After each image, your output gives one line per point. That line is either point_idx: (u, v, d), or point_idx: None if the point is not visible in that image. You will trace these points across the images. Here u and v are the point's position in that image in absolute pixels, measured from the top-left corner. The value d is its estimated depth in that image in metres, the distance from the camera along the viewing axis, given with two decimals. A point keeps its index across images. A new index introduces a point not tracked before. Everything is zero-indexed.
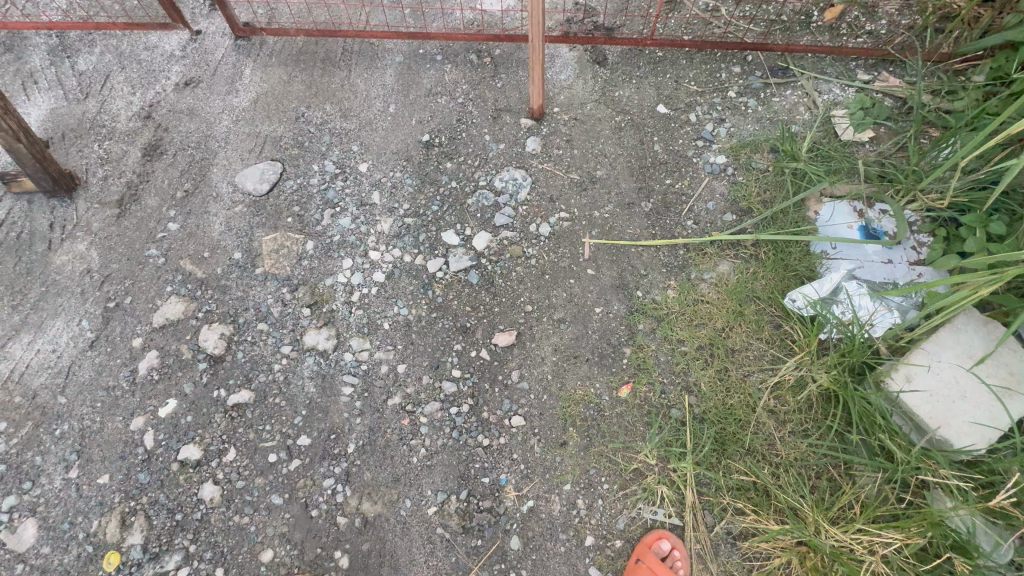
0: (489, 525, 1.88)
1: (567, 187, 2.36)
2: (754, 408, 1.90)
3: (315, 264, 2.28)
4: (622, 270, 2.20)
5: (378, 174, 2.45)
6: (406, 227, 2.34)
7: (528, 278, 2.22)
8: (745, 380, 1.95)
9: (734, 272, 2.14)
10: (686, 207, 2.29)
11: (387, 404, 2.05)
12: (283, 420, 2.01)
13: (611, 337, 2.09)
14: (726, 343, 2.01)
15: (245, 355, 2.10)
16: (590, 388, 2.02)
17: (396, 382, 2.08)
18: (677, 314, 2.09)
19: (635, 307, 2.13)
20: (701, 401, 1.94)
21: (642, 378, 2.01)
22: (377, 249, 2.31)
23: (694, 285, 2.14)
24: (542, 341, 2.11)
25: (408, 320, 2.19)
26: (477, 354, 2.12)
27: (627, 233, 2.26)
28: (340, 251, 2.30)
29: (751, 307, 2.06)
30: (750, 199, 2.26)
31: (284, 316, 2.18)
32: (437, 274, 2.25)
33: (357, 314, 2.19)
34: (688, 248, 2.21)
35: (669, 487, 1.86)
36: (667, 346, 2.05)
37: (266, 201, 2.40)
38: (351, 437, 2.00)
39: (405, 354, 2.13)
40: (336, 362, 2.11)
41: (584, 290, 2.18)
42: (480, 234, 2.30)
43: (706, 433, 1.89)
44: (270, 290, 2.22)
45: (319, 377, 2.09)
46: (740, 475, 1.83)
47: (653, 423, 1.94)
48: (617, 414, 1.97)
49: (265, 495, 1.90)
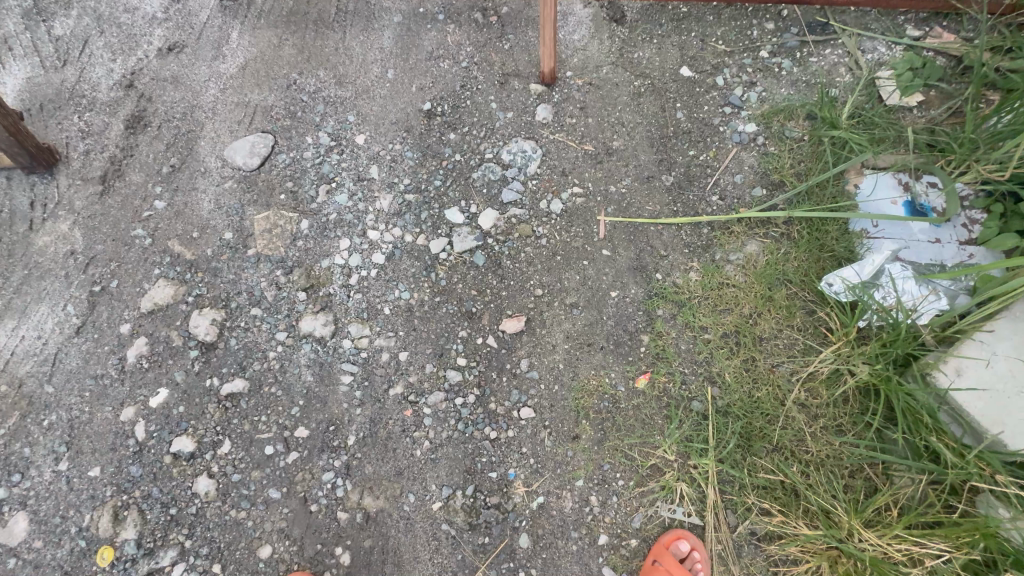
0: (497, 522, 1.78)
1: (580, 159, 2.17)
2: (784, 402, 1.76)
3: (311, 244, 2.13)
4: (640, 251, 2.03)
5: (376, 147, 2.27)
6: (407, 204, 2.18)
7: (538, 259, 2.06)
8: (773, 371, 1.80)
9: (763, 253, 1.96)
10: (711, 181, 2.09)
11: (389, 394, 1.94)
12: (279, 410, 1.91)
13: (628, 323, 1.94)
14: (754, 331, 1.85)
15: (238, 342, 1.98)
16: (604, 378, 1.88)
17: (397, 371, 1.96)
18: (700, 299, 1.93)
19: (654, 291, 1.96)
20: (726, 394, 1.80)
21: (661, 368, 1.86)
22: (376, 228, 2.15)
23: (719, 267, 1.96)
24: (553, 327, 1.97)
25: (410, 304, 2.05)
26: (483, 341, 1.98)
27: (646, 210, 2.08)
28: (336, 230, 2.15)
29: (782, 291, 1.89)
30: (782, 171, 2.06)
31: (278, 300, 2.05)
32: (440, 256, 2.10)
33: (356, 299, 2.06)
34: (713, 226, 2.03)
35: (690, 485, 1.74)
36: (688, 333, 1.89)
37: (257, 177, 2.24)
38: (351, 429, 1.90)
39: (407, 341, 2.00)
40: (335, 349, 1.99)
41: (598, 273, 2.01)
42: (487, 212, 2.13)
43: (730, 428, 1.76)
44: (263, 273, 2.09)
45: (316, 365, 1.97)
46: (766, 473, 1.70)
47: (672, 416, 1.80)
48: (634, 406, 1.84)
49: (262, 489, 1.81)
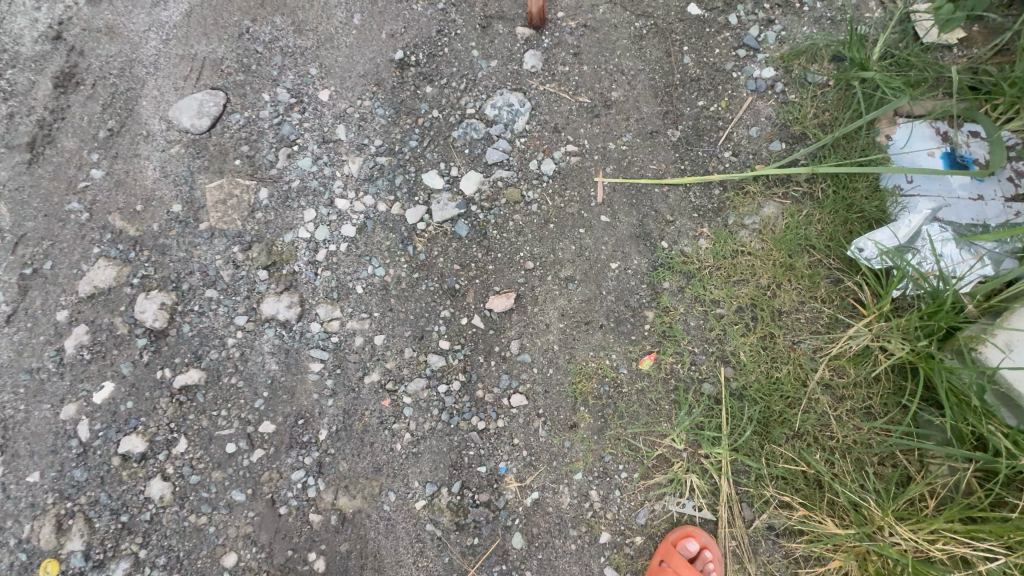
0: (487, 522, 1.61)
1: (575, 113, 1.91)
2: (806, 383, 1.57)
3: (271, 216, 1.89)
4: (643, 217, 1.80)
5: (343, 103, 2.00)
6: (379, 168, 1.92)
7: (529, 227, 1.82)
8: (794, 348, 1.60)
9: (781, 216, 1.73)
10: (723, 135, 1.85)
11: (364, 383, 1.73)
12: (241, 403, 1.70)
13: (630, 298, 1.73)
14: (772, 304, 1.64)
15: (192, 328, 1.76)
16: (604, 360, 1.68)
17: (373, 357, 1.75)
18: (711, 270, 1.71)
19: (659, 262, 1.74)
20: (741, 375, 1.60)
21: (668, 347, 1.66)
22: (345, 197, 1.90)
23: (732, 233, 1.74)
24: (547, 304, 1.75)
25: (385, 281, 1.82)
26: (468, 322, 1.77)
27: (649, 169, 1.84)
28: (300, 199, 1.90)
29: (803, 259, 1.67)
30: (804, 122, 1.81)
31: (237, 281, 1.82)
32: (419, 226, 1.86)
33: (325, 277, 1.83)
34: (725, 186, 1.79)
35: (700, 477, 1.56)
36: (698, 308, 1.69)
37: (208, 141, 1.97)
38: (322, 422, 1.70)
39: (383, 323, 1.78)
40: (302, 334, 1.77)
41: (597, 242, 1.78)
42: (469, 176, 1.88)
43: (746, 413, 1.57)
44: (218, 250, 1.85)
45: (281, 352, 1.75)
46: (786, 463, 1.53)
47: (681, 401, 1.61)
48: (637, 391, 1.65)
49: (224, 491, 1.63)
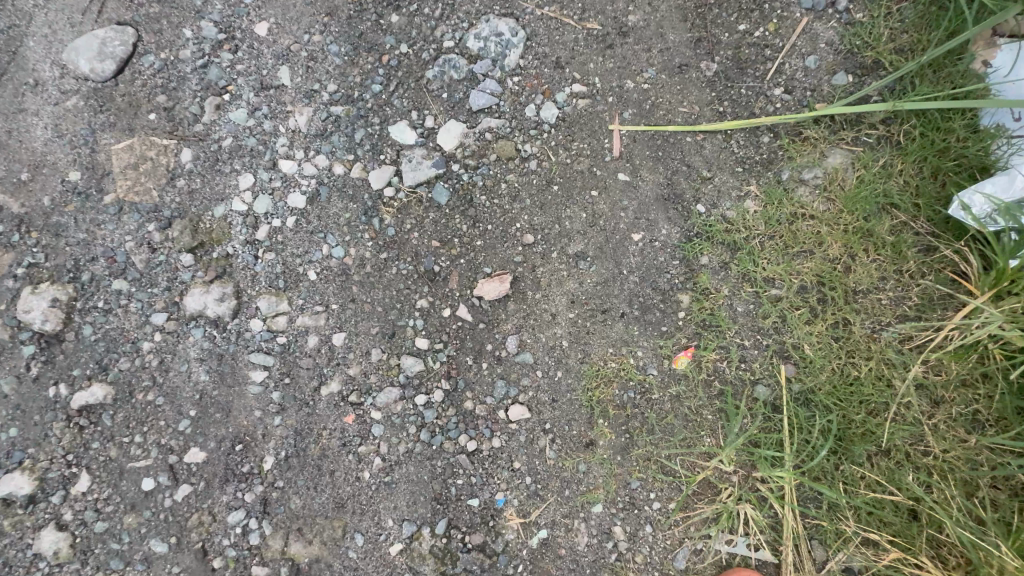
0: (481, 570, 1.26)
1: (582, 44, 1.48)
2: (893, 383, 1.21)
3: (197, 184, 1.48)
4: (672, 173, 1.41)
5: (285, 39, 1.55)
6: (334, 120, 1.51)
7: (526, 191, 1.42)
8: (875, 339, 1.24)
9: (851, 168, 1.35)
10: (771, 67, 1.44)
11: (321, 395, 1.35)
12: (160, 427, 1.32)
13: (658, 277, 1.35)
14: (846, 281, 1.27)
15: (96, 331, 1.37)
16: (627, 359, 1.31)
17: (332, 361, 1.37)
18: (762, 241, 1.33)
19: (695, 232, 1.36)
20: (807, 375, 1.23)
21: (709, 341, 1.29)
22: (291, 158, 1.49)
23: (787, 191, 1.36)
24: (551, 289, 1.37)
25: (345, 264, 1.43)
26: (452, 314, 1.38)
27: (679, 113, 1.44)
28: (233, 162, 1.49)
29: (884, 222, 1.29)
30: (878, 46, 1.40)
31: (153, 269, 1.42)
32: (386, 193, 1.46)
33: (267, 261, 1.43)
34: (778, 131, 1.40)
35: (757, 508, 1.20)
36: (747, 290, 1.31)
37: (114, 91, 1.54)
38: (267, 447, 1.32)
39: (342, 318, 1.39)
40: (238, 335, 1.38)
41: (613, 207, 1.40)
42: (449, 127, 1.47)
43: (815, 425, 1.21)
44: (128, 230, 1.44)
45: (213, 359, 1.37)
46: (869, 488, 1.18)
47: (728, 410, 1.25)
48: (670, 398, 1.28)
49: (140, 541, 1.27)
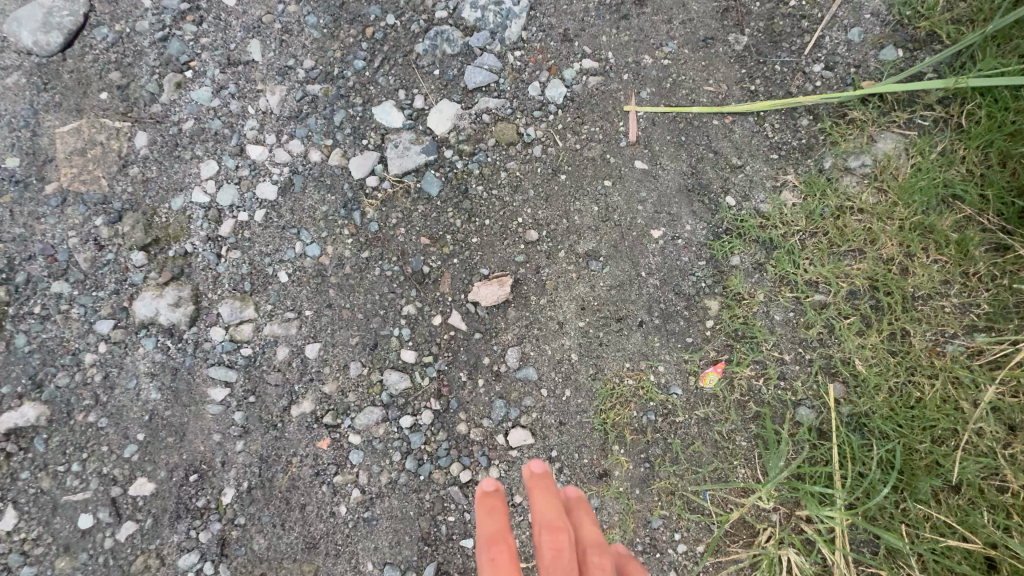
0: None
1: (594, 13, 1.29)
2: (963, 406, 1.03)
3: (152, 172, 1.29)
4: (697, 161, 1.22)
5: (256, 9, 1.37)
6: (311, 101, 1.32)
7: (529, 180, 1.24)
8: (940, 354, 1.06)
9: (905, 155, 1.17)
10: (810, 40, 1.26)
11: (290, 416, 1.17)
12: (102, 453, 1.13)
13: (682, 280, 1.16)
14: (904, 285, 1.09)
15: (30, 341, 1.19)
16: (646, 375, 1.12)
17: (304, 377, 1.18)
18: (803, 239, 1.15)
19: (724, 228, 1.18)
20: (860, 395, 1.05)
21: (743, 355, 1.11)
22: (261, 143, 1.31)
23: (831, 181, 1.18)
24: (558, 294, 1.18)
25: (321, 264, 1.24)
26: (444, 322, 1.19)
27: (704, 92, 1.26)
28: (195, 148, 1.31)
29: (945, 217, 1.11)
30: (933, 15, 1.22)
31: (98, 270, 1.23)
32: (368, 183, 1.27)
33: (231, 260, 1.24)
34: (818, 113, 1.22)
35: (802, 555, 1.02)
36: (787, 295, 1.12)
37: (60, 66, 1.34)
38: (227, 478, 1.14)
39: (317, 327, 1.21)
40: (196, 346, 1.20)
41: (630, 200, 1.22)
42: (441, 108, 1.28)
43: (870, 455, 1.03)
44: (71, 224, 1.25)
45: (166, 374, 1.18)
46: (938, 532, 0.99)
47: (766, 437, 1.07)
48: (697, 422, 1.09)
49: None
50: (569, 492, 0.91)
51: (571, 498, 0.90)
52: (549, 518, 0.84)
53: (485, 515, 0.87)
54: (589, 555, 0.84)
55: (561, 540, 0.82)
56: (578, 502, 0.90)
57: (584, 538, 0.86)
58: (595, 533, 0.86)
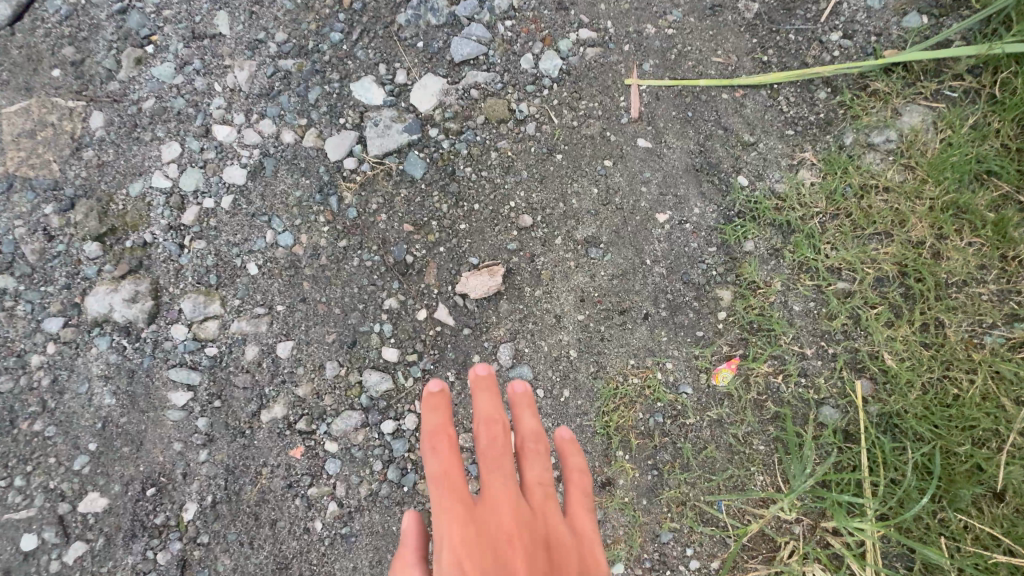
0: None
1: None
2: (1006, 404, 0.92)
3: (108, 155, 1.18)
4: (706, 138, 1.12)
5: None
6: (283, 77, 1.21)
7: (523, 161, 1.13)
8: (977, 345, 0.95)
9: (933, 129, 1.07)
10: (828, 5, 1.15)
11: (259, 422, 1.05)
12: (50, 465, 1.02)
13: (690, 268, 1.06)
14: (937, 271, 0.98)
15: None
16: (653, 373, 1.02)
17: (275, 379, 1.07)
18: (823, 221, 1.04)
19: (736, 211, 1.07)
20: (890, 393, 0.95)
21: (759, 350, 1.01)
22: (228, 123, 1.20)
23: (853, 159, 1.07)
24: (554, 284, 1.07)
25: (294, 255, 1.13)
26: (429, 317, 1.09)
27: (713, 64, 1.15)
28: (157, 129, 1.19)
29: (979, 196, 1.01)
30: None
31: (47, 262, 1.12)
32: (345, 165, 1.16)
33: (195, 251, 1.13)
34: (838, 85, 1.12)
35: (829, 572, 0.92)
36: (807, 284, 1.02)
37: (8, 41, 1.22)
38: (189, 491, 1.02)
39: (289, 323, 1.10)
40: (155, 345, 1.08)
41: (633, 181, 1.11)
42: (425, 83, 1.17)
43: (903, 459, 0.93)
44: (18, 212, 1.14)
45: (122, 377, 1.07)
46: (981, 544, 0.89)
47: (786, 440, 0.96)
48: (710, 424, 0.99)
49: None
50: (514, 389, 0.86)
51: (515, 398, 0.86)
52: (486, 413, 0.83)
53: (427, 412, 0.84)
54: (524, 442, 0.85)
55: (496, 431, 0.83)
56: (524, 400, 0.85)
57: (523, 429, 0.85)
58: (534, 428, 0.85)
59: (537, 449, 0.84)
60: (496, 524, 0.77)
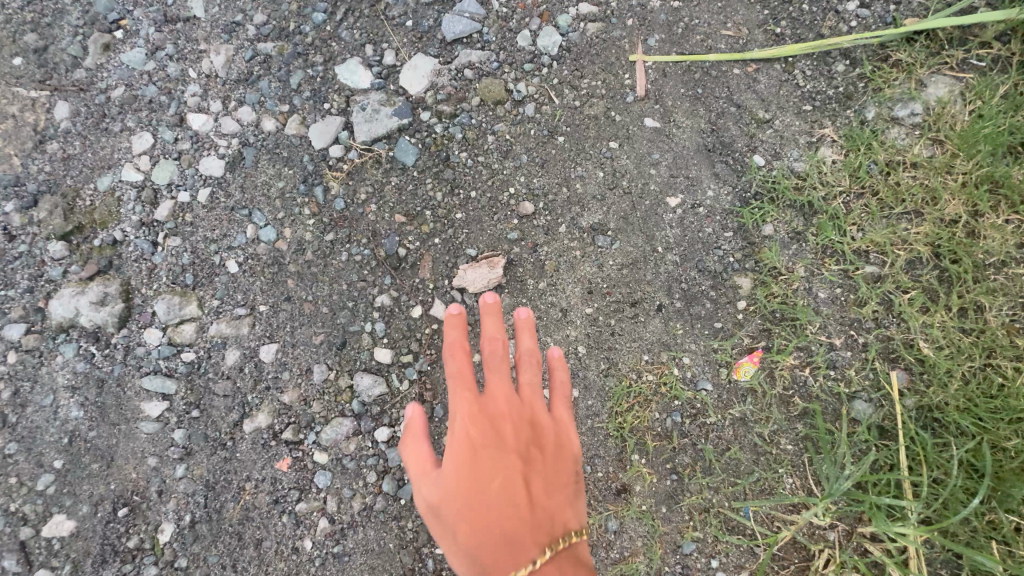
0: None
1: None
2: None
3: (74, 148, 1.09)
4: (718, 115, 1.04)
5: None
6: (262, 60, 1.13)
7: (522, 145, 1.05)
8: (1021, 330, 0.88)
9: (961, 101, 0.99)
10: None
11: (242, 433, 0.97)
12: (13, 485, 0.94)
13: (706, 254, 0.98)
14: (973, 251, 0.91)
15: None
16: (669, 369, 0.94)
17: (258, 385, 0.99)
18: (847, 201, 0.97)
19: (753, 192, 1.00)
20: (927, 384, 0.88)
21: (783, 342, 0.93)
22: (204, 111, 1.11)
23: (876, 134, 1.00)
24: (560, 275, 0.99)
25: (276, 250, 1.04)
26: (425, 314, 1.00)
27: (723, 37, 1.08)
28: (127, 119, 1.11)
29: (1015, 170, 0.94)
30: None
31: (8, 264, 1.03)
32: (331, 153, 1.08)
33: (169, 249, 1.04)
34: (857, 56, 1.04)
35: None
36: (833, 268, 0.94)
37: None
38: (165, 511, 0.93)
39: (273, 324, 1.01)
40: (127, 351, 1.00)
41: (641, 163, 1.03)
42: (416, 64, 1.09)
43: (946, 456, 0.85)
44: None
45: (91, 387, 0.98)
46: None
47: (816, 438, 0.89)
48: (733, 423, 0.91)
49: None
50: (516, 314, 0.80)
51: (520, 317, 0.80)
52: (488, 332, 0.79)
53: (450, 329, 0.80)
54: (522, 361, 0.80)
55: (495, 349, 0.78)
56: (523, 320, 0.80)
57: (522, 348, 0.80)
58: (532, 336, 0.80)
59: (532, 358, 0.80)
60: (488, 410, 0.77)
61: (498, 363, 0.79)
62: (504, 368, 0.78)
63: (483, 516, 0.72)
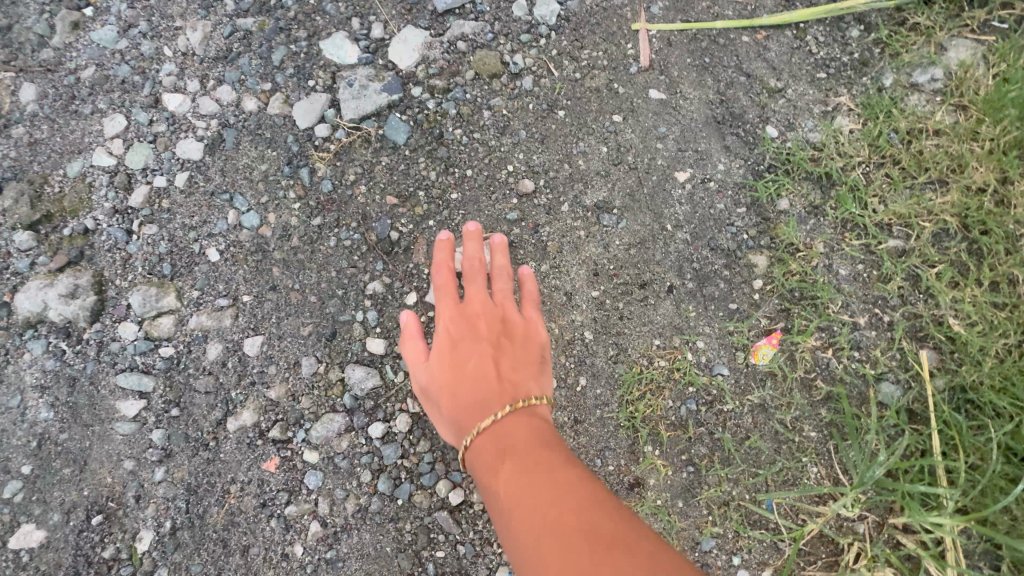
0: None
1: None
2: None
3: (42, 132, 1.02)
4: (728, 85, 0.98)
5: None
6: (242, 36, 1.06)
7: (520, 120, 0.99)
8: None
9: (983, 65, 0.94)
10: None
11: (226, 432, 0.90)
12: None
13: (719, 231, 0.92)
14: (1003, 222, 0.86)
15: None
16: (682, 354, 0.88)
17: (242, 381, 0.92)
18: (867, 172, 0.91)
19: (767, 165, 0.94)
20: (958, 363, 0.82)
21: (803, 322, 0.87)
22: (181, 91, 1.04)
23: (896, 101, 0.94)
24: (563, 257, 0.93)
25: (260, 237, 0.98)
26: (420, 301, 0.94)
27: (730, 3, 1.02)
28: (98, 100, 1.04)
29: None
30: None
31: None
32: (317, 132, 1.01)
33: (145, 237, 0.98)
34: (873, 20, 0.98)
35: None
36: (854, 243, 0.89)
37: None
38: (143, 518, 0.87)
39: (258, 315, 0.94)
40: (101, 347, 0.93)
41: (648, 137, 0.97)
42: (406, 37, 1.03)
43: (982, 440, 0.79)
44: None
45: (61, 386, 0.91)
46: None
47: (842, 424, 0.83)
48: (752, 410, 0.85)
49: None
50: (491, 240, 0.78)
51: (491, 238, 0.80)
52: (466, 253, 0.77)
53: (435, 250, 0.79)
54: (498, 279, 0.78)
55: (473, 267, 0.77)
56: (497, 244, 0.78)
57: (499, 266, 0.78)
58: (505, 249, 0.80)
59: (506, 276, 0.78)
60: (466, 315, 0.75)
61: (475, 270, 0.77)
62: (481, 281, 0.76)
63: (459, 396, 0.68)
